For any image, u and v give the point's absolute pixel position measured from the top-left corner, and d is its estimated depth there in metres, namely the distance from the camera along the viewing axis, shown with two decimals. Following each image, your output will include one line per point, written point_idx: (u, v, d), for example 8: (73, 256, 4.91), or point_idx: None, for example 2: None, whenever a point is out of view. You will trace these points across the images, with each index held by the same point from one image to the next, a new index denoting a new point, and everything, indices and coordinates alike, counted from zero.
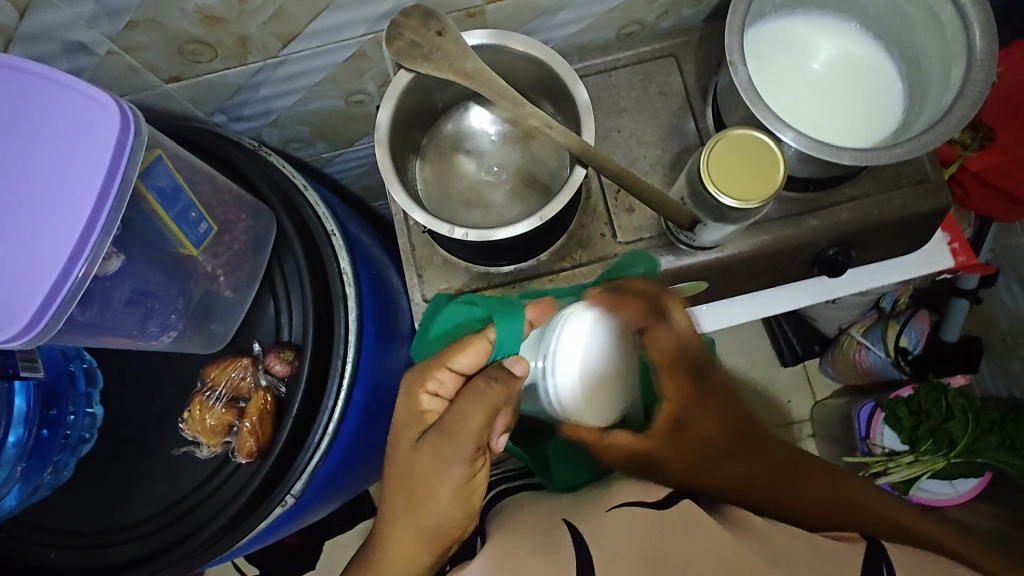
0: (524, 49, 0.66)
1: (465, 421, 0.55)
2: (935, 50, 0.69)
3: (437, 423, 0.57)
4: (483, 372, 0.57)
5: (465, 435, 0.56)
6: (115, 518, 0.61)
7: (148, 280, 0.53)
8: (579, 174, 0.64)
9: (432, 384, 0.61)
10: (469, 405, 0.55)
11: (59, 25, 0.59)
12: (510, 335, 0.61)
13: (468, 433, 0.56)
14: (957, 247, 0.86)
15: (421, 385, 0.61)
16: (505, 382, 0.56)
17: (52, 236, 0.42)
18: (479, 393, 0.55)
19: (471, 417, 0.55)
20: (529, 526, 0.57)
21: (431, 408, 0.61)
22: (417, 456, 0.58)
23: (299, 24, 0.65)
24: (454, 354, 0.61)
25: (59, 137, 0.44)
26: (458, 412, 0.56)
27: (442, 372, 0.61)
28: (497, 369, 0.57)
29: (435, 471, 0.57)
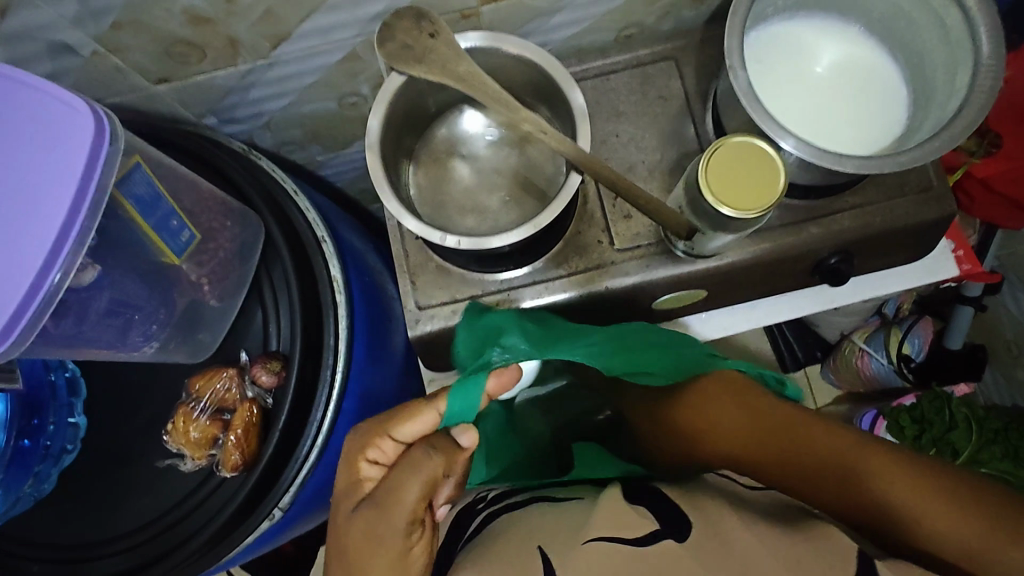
0: (518, 51, 0.64)
1: (398, 497, 0.50)
2: (941, 55, 0.67)
3: (371, 495, 0.52)
4: (426, 440, 0.53)
5: (400, 506, 0.49)
6: (98, 532, 0.60)
7: (126, 290, 0.52)
8: (574, 180, 0.63)
9: (373, 448, 0.54)
10: (405, 475, 0.50)
11: (42, 25, 0.58)
12: (465, 404, 0.55)
13: (402, 506, 0.50)
14: (962, 255, 0.84)
15: (360, 453, 0.54)
16: (446, 453, 0.52)
17: (21, 245, 0.40)
18: (418, 461, 0.51)
19: (409, 487, 0.50)
20: (498, 555, 0.49)
21: (371, 476, 0.55)
22: (350, 527, 0.51)
23: (289, 25, 0.64)
24: (393, 421, 0.54)
25: (28, 144, 0.42)
26: (393, 484, 0.50)
27: (384, 441, 0.54)
28: (443, 436, 0.53)
29: (370, 548, 0.49)
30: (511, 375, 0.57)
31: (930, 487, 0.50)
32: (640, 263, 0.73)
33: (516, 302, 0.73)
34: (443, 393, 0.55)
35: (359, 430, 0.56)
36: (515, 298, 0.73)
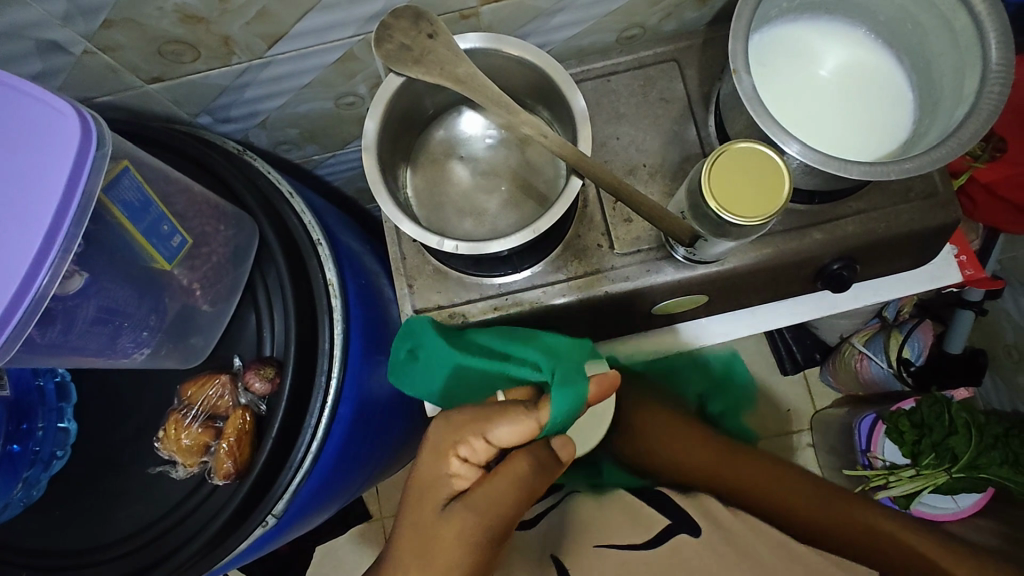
0: (518, 53, 0.63)
1: (497, 505, 0.55)
2: (948, 59, 0.66)
3: (466, 498, 0.55)
4: (526, 451, 0.56)
5: (499, 506, 0.55)
6: (89, 539, 0.59)
7: (115, 297, 0.51)
8: (575, 184, 0.62)
9: (461, 437, 0.57)
10: (505, 485, 0.55)
11: (31, 24, 0.56)
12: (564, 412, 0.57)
13: (499, 508, 0.55)
14: (964, 260, 0.83)
15: (453, 446, 0.58)
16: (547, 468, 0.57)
17: (3, 255, 0.39)
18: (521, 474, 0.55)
19: (505, 492, 0.55)
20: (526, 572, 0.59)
21: (460, 472, 0.58)
22: (443, 524, 0.55)
23: (285, 24, 0.62)
24: (493, 422, 0.56)
25: (11, 150, 0.41)
26: (491, 492, 0.55)
27: (478, 440, 0.57)
28: (541, 445, 0.58)
29: (463, 546, 0.54)
30: (607, 386, 0.63)
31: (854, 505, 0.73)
32: (640, 268, 0.72)
33: (514, 306, 0.72)
34: (544, 403, 0.57)
35: (451, 422, 0.59)
36: (513, 302, 0.72)
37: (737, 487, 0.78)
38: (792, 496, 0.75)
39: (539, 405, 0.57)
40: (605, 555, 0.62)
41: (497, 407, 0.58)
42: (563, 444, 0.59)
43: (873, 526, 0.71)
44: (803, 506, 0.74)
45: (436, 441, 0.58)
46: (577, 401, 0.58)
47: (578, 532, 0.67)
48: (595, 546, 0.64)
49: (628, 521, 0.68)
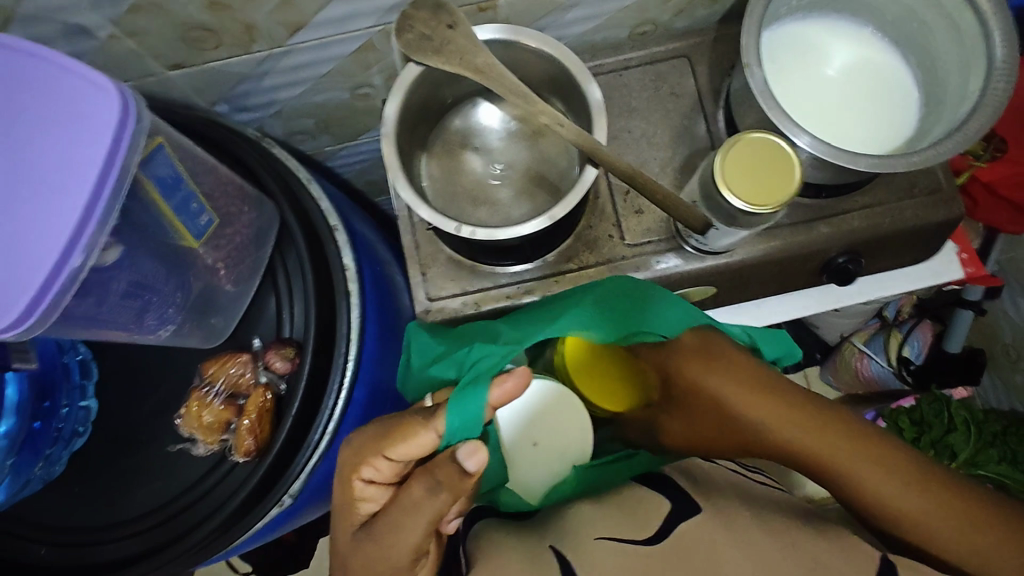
0: (536, 44, 0.65)
1: (400, 533, 0.52)
2: (953, 57, 0.68)
3: (371, 524, 0.54)
4: (425, 472, 0.53)
5: (404, 536, 0.53)
6: (107, 516, 0.60)
7: (146, 273, 0.52)
8: (590, 173, 0.63)
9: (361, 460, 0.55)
10: (405, 515, 0.52)
11: (61, 8, 0.58)
12: (463, 417, 0.55)
13: (404, 540, 0.52)
14: (966, 258, 0.84)
15: (355, 470, 0.56)
16: (453, 486, 0.52)
17: (47, 226, 0.40)
18: (421, 501, 0.52)
19: (411, 523, 0.52)
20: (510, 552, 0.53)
21: (367, 495, 0.56)
22: (358, 549, 0.54)
23: (307, 13, 0.64)
24: (390, 443, 0.54)
25: (54, 124, 0.42)
26: (392, 523, 0.53)
27: (378, 460, 0.55)
28: (449, 466, 0.52)
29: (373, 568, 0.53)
30: (512, 385, 0.57)
31: (883, 465, 0.54)
32: (650, 258, 0.73)
33: (526, 295, 0.73)
34: (440, 411, 0.55)
35: (354, 444, 0.56)
36: (524, 291, 0.73)
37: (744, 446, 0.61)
38: (833, 465, 0.55)
39: (435, 413, 0.55)
40: (608, 549, 0.50)
41: (395, 422, 0.56)
42: (472, 450, 0.51)
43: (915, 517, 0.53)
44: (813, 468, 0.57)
45: (344, 464, 0.57)
46: (479, 409, 0.56)
47: (579, 524, 0.56)
48: (593, 539, 0.52)
49: (619, 514, 0.56)
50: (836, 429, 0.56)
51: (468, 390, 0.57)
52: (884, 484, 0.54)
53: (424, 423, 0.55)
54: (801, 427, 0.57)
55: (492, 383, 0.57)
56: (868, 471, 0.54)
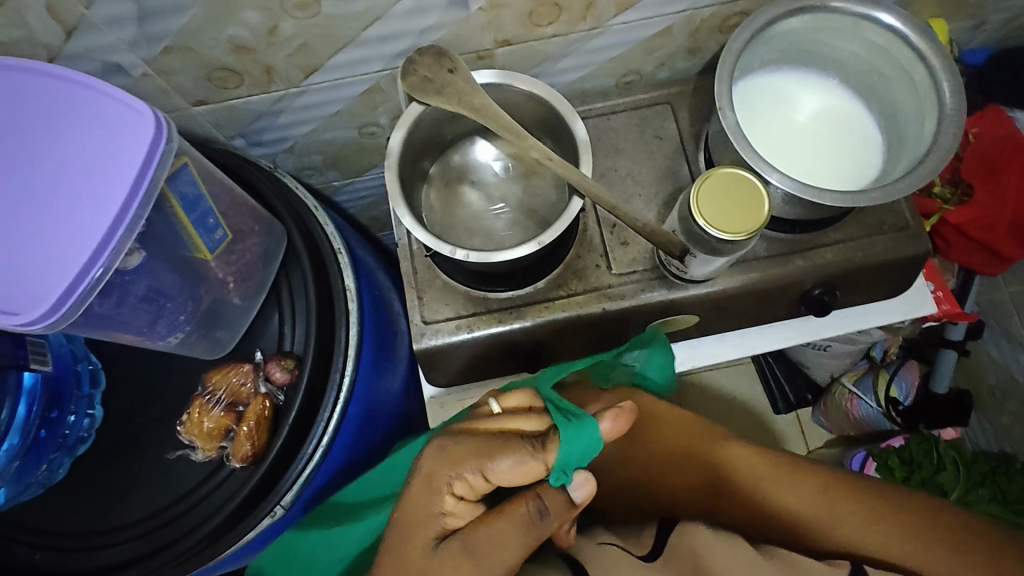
0: (529, 88, 0.71)
1: (495, 548, 0.52)
2: (911, 107, 0.74)
3: (464, 540, 0.52)
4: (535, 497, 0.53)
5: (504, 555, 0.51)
6: (105, 520, 0.62)
7: (163, 280, 0.56)
8: (576, 204, 0.68)
9: (459, 472, 0.53)
10: (509, 532, 0.52)
11: (100, 48, 0.64)
12: (580, 449, 0.53)
13: (503, 558, 0.51)
14: (941, 296, 0.89)
15: (449, 484, 0.54)
16: (564, 512, 0.54)
17: (81, 231, 0.45)
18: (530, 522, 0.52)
19: (511, 542, 0.52)
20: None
21: (455, 510, 0.54)
22: (438, 568, 0.52)
23: (322, 56, 0.71)
24: (493, 458, 0.52)
25: (93, 142, 0.47)
26: (494, 537, 0.52)
27: (475, 478, 0.53)
28: (556, 495, 0.54)
29: None
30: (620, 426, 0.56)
31: (905, 531, 0.64)
32: (636, 287, 0.77)
33: (518, 319, 0.76)
34: (551, 445, 0.53)
35: (445, 452, 0.54)
36: (515, 315, 0.77)
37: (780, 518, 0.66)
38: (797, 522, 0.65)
39: (547, 445, 0.53)
40: (612, 552, 0.59)
41: (501, 440, 0.54)
42: (582, 483, 0.54)
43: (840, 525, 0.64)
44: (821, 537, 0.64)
45: (426, 473, 0.54)
46: (592, 445, 0.54)
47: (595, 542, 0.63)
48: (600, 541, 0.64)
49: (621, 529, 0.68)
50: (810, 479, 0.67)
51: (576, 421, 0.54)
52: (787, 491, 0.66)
53: (535, 452, 0.53)
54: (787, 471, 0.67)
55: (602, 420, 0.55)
56: (866, 528, 0.64)
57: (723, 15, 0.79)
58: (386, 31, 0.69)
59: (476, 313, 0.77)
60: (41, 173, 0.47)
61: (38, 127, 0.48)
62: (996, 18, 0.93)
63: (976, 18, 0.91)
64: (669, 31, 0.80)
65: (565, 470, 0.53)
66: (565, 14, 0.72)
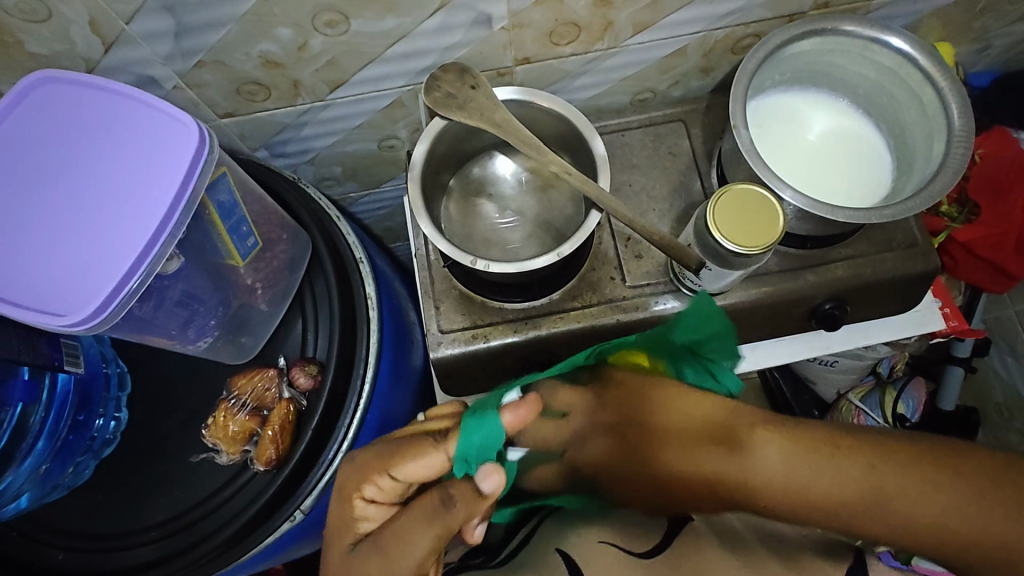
0: (548, 105, 0.73)
1: (406, 544, 0.53)
2: (920, 127, 0.76)
3: (375, 537, 0.55)
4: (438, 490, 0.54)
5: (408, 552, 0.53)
6: (129, 521, 0.63)
7: (196, 286, 0.58)
8: (594, 217, 0.69)
9: (369, 476, 0.57)
10: (413, 525, 0.53)
11: (136, 61, 0.66)
12: (479, 442, 0.54)
13: (410, 557, 0.53)
14: (948, 312, 0.89)
15: (360, 488, 0.57)
16: (469, 504, 0.53)
17: (125, 238, 0.47)
18: (431, 514, 0.53)
19: (417, 536, 0.53)
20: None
21: (370, 513, 0.57)
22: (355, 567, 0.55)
23: (348, 72, 0.73)
24: (399, 460, 0.56)
25: (139, 152, 0.49)
26: (400, 533, 0.53)
27: (383, 479, 0.56)
28: (463, 484, 0.54)
29: None
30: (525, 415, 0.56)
31: (973, 498, 0.54)
32: (649, 299, 0.79)
33: (532, 330, 0.78)
34: (450, 436, 0.56)
35: (356, 462, 0.58)
36: (531, 326, 0.78)
37: (813, 508, 0.57)
38: (860, 506, 0.56)
39: (447, 438, 0.56)
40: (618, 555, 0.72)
41: (406, 443, 0.57)
42: (489, 474, 0.53)
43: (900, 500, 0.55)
44: (878, 519, 0.55)
45: (343, 482, 0.58)
46: (494, 433, 0.54)
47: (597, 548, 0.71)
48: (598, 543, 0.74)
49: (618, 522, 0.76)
50: (866, 456, 0.57)
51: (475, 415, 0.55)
52: (834, 473, 0.56)
53: (431, 446, 0.56)
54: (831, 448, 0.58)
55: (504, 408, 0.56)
56: (928, 498, 0.54)
57: (736, 37, 0.81)
58: (411, 48, 0.71)
59: (491, 322, 0.78)
60: (90, 181, 0.49)
61: (88, 137, 0.50)
62: (1001, 43, 0.95)
63: (981, 41, 0.93)
64: (683, 51, 0.82)
65: (467, 460, 0.54)
66: (584, 33, 0.75)
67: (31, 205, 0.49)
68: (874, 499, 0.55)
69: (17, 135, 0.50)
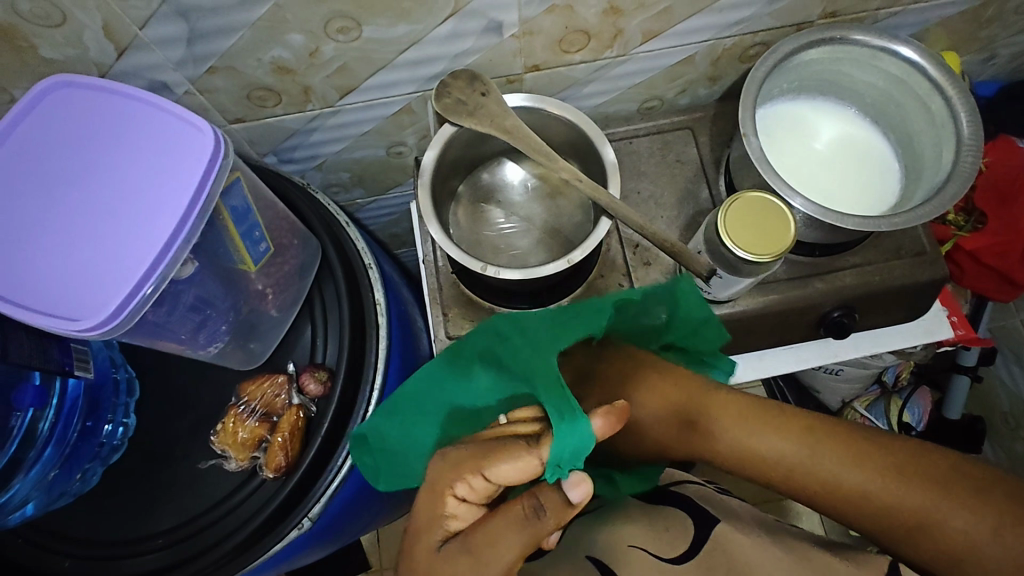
0: (558, 112, 0.73)
1: (497, 551, 0.48)
2: (928, 136, 0.77)
3: (464, 541, 0.50)
4: (532, 495, 0.49)
5: (497, 563, 0.48)
6: (135, 529, 0.62)
7: (209, 291, 0.58)
8: (604, 225, 0.69)
9: (460, 476, 0.51)
10: (508, 532, 0.48)
11: (148, 66, 0.66)
12: (572, 449, 0.48)
13: (499, 565, 0.48)
14: (956, 321, 0.90)
15: (450, 485, 0.51)
16: (558, 516, 0.49)
17: (140, 244, 0.47)
18: (527, 522, 0.48)
19: (508, 546, 0.48)
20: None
21: (457, 513, 0.52)
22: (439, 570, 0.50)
23: (359, 78, 0.73)
24: (492, 462, 0.49)
25: (154, 157, 0.49)
26: (494, 540, 0.48)
27: (475, 480, 0.50)
28: (553, 493, 0.49)
29: None
30: (613, 422, 0.51)
31: (933, 492, 0.50)
32: None
33: None
34: (546, 440, 0.49)
35: (448, 458, 0.52)
36: None
37: (753, 467, 0.58)
38: (803, 480, 0.55)
39: (543, 441, 0.49)
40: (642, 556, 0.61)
41: (495, 443, 0.51)
42: (577, 484, 0.49)
43: (856, 484, 0.52)
44: (822, 495, 0.54)
45: (431, 479, 0.52)
46: (586, 443, 0.48)
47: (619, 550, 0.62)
48: (628, 545, 0.63)
49: (650, 519, 0.66)
50: (815, 432, 0.55)
51: (568, 418, 0.49)
52: (773, 439, 0.56)
53: (527, 448, 0.49)
54: (782, 417, 0.57)
55: (596, 415, 0.50)
56: (879, 484, 0.52)
57: (744, 45, 0.81)
58: (422, 55, 0.71)
59: None
60: (104, 186, 0.49)
61: (103, 142, 0.50)
62: (1006, 53, 0.95)
63: (987, 51, 0.94)
64: (691, 59, 0.82)
65: (561, 468, 0.48)
66: (594, 41, 0.75)
67: (45, 209, 0.49)
68: (822, 470, 0.54)
69: (32, 140, 0.50)
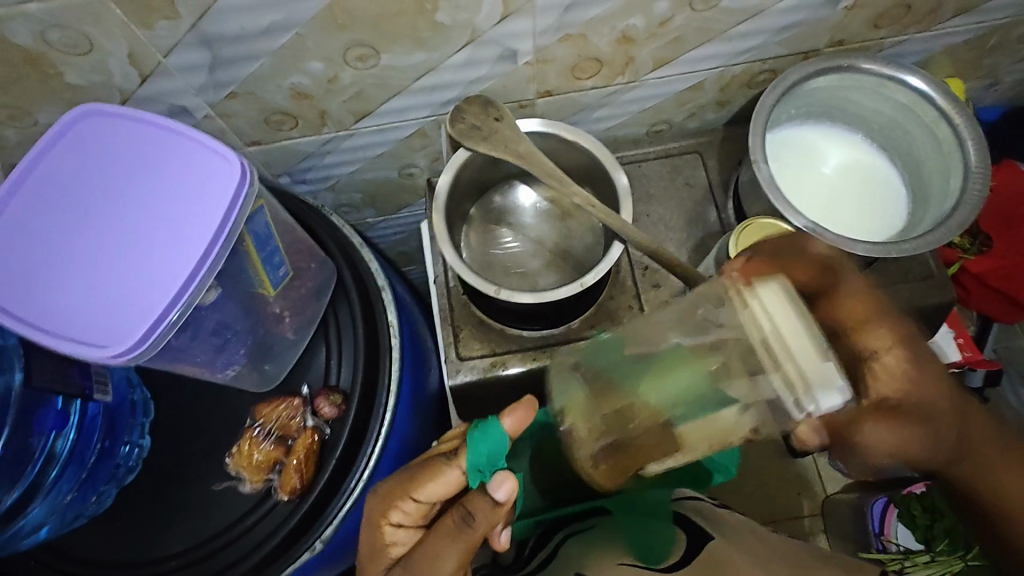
0: (571, 137, 0.75)
1: (435, 562, 0.53)
2: (935, 162, 0.78)
3: (407, 560, 0.55)
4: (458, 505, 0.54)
5: (438, 571, 0.53)
6: (148, 551, 0.63)
7: (228, 315, 0.59)
8: (616, 250, 0.70)
9: (392, 503, 0.57)
10: (442, 544, 0.53)
11: (170, 92, 0.68)
12: (489, 451, 0.52)
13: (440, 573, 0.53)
14: (961, 341, 0.95)
15: (385, 515, 0.58)
16: (489, 515, 0.52)
17: (167, 271, 0.48)
18: (455, 530, 0.53)
19: (446, 554, 0.53)
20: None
21: (400, 536, 0.57)
22: None
23: (374, 103, 0.75)
24: (415, 485, 0.55)
25: (180, 185, 0.50)
26: (430, 554, 0.53)
27: (406, 503, 0.56)
28: (480, 497, 0.52)
29: None
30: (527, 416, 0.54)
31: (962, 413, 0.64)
32: None
33: (552, 358, 0.78)
34: (460, 451, 0.55)
35: (381, 492, 0.58)
36: (549, 354, 0.78)
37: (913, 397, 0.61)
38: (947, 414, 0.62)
39: (457, 453, 0.55)
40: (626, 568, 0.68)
41: (421, 467, 0.57)
42: (501, 482, 0.51)
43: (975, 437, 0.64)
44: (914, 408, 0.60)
45: (371, 510, 0.58)
46: (497, 444, 0.52)
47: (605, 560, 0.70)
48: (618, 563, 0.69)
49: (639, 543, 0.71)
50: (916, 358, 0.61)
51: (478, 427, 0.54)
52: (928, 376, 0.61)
53: (444, 465, 0.55)
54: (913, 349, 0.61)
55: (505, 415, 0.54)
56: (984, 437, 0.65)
57: (752, 72, 0.82)
58: (437, 81, 0.73)
59: (510, 351, 0.79)
60: (131, 215, 0.50)
61: (129, 170, 0.51)
62: (1008, 79, 0.97)
63: (989, 78, 0.95)
64: (700, 85, 0.83)
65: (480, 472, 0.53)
66: (606, 68, 0.76)
67: (74, 238, 0.50)
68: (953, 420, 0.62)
69: (61, 170, 0.52)
